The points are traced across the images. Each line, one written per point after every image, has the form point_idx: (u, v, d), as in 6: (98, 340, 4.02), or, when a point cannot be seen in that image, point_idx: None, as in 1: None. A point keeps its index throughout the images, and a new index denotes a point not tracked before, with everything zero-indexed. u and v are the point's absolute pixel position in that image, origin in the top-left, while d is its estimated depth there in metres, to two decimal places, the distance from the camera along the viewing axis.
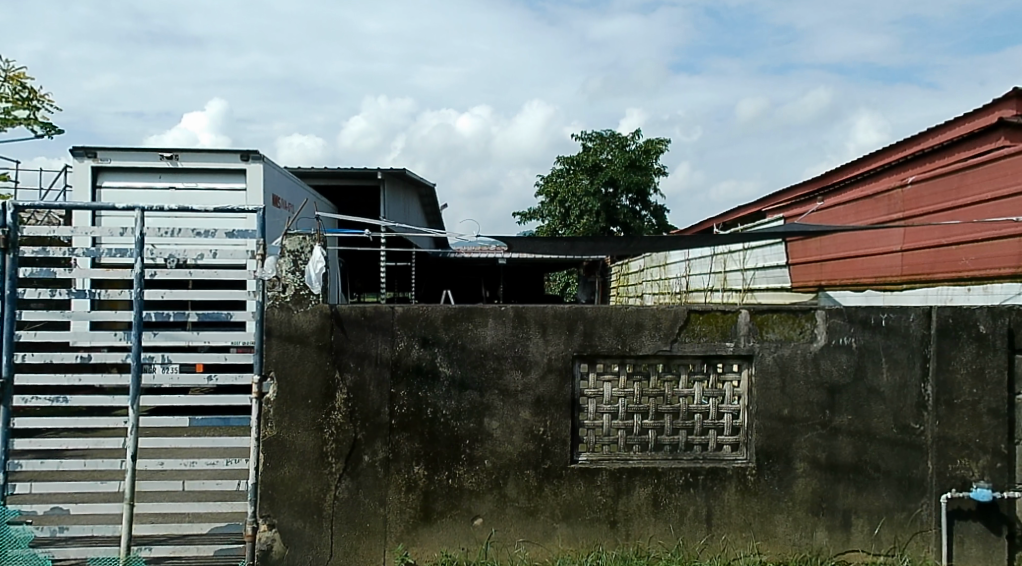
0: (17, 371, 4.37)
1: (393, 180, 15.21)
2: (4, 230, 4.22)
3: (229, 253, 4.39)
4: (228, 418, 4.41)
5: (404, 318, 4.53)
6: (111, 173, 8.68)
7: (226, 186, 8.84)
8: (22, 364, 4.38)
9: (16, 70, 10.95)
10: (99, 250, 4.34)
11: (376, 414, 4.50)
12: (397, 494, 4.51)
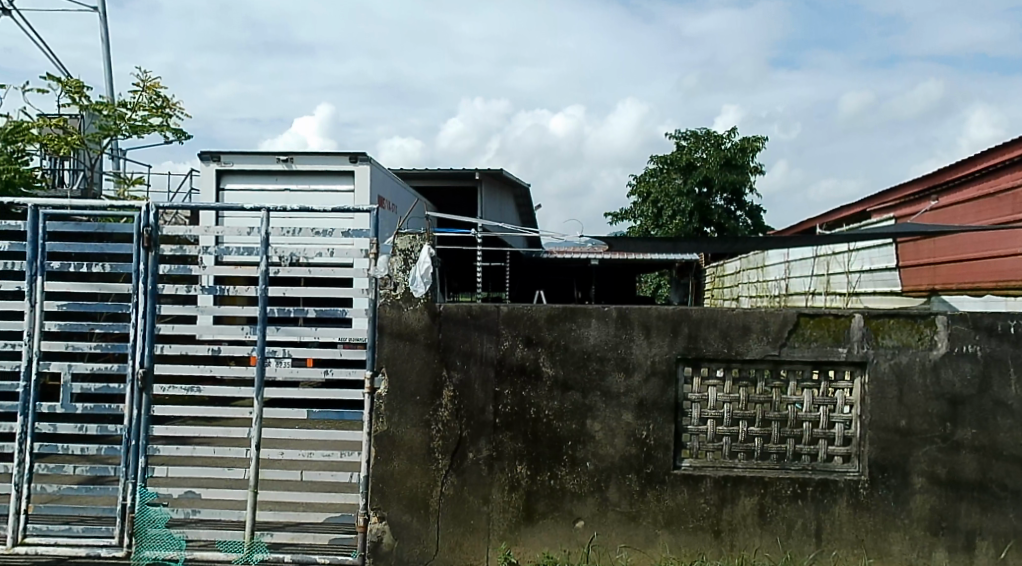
0: (157, 361, 4.69)
1: (490, 180, 15.41)
2: (147, 230, 4.55)
3: (345, 251, 4.56)
4: (342, 411, 4.58)
5: (508, 318, 4.61)
6: (233, 175, 9.16)
7: (333, 187, 9.17)
8: (161, 355, 4.70)
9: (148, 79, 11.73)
10: (228, 248, 4.60)
11: (480, 412, 4.59)
12: (500, 493, 4.59)
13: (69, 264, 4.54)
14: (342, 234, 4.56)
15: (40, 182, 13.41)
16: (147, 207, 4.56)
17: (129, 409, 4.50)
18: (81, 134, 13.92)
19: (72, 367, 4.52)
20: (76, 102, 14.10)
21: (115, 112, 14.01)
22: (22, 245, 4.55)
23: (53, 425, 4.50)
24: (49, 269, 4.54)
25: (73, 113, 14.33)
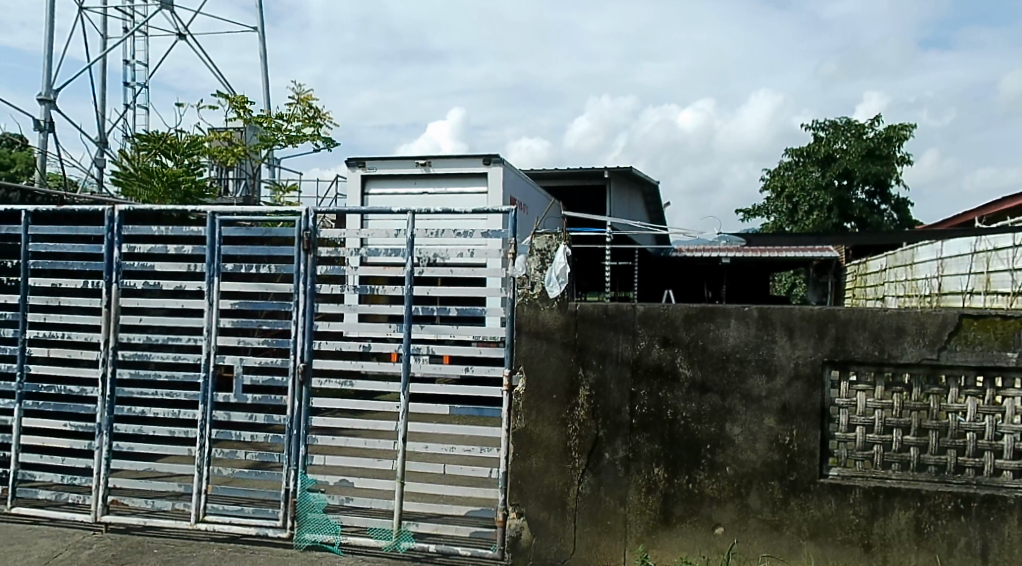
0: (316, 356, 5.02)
1: (620, 178, 15.33)
2: (306, 232, 4.88)
3: (485, 251, 4.69)
4: (482, 408, 4.69)
5: (645, 317, 4.60)
6: (377, 180, 9.59)
7: (468, 189, 9.40)
8: (321, 351, 5.03)
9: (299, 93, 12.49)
10: (377, 249, 4.84)
11: (616, 412, 4.60)
12: (637, 495, 4.58)
13: (239, 266, 4.97)
14: (482, 235, 4.69)
15: (210, 191, 14.45)
16: (306, 212, 4.88)
17: (292, 401, 4.86)
18: (245, 146, 15.00)
19: (242, 360, 4.94)
20: (239, 115, 15.16)
21: (273, 125, 15.27)
22: (202, 249, 5.03)
23: (228, 413, 4.93)
24: (224, 270, 4.99)
25: (237, 126, 15.40)
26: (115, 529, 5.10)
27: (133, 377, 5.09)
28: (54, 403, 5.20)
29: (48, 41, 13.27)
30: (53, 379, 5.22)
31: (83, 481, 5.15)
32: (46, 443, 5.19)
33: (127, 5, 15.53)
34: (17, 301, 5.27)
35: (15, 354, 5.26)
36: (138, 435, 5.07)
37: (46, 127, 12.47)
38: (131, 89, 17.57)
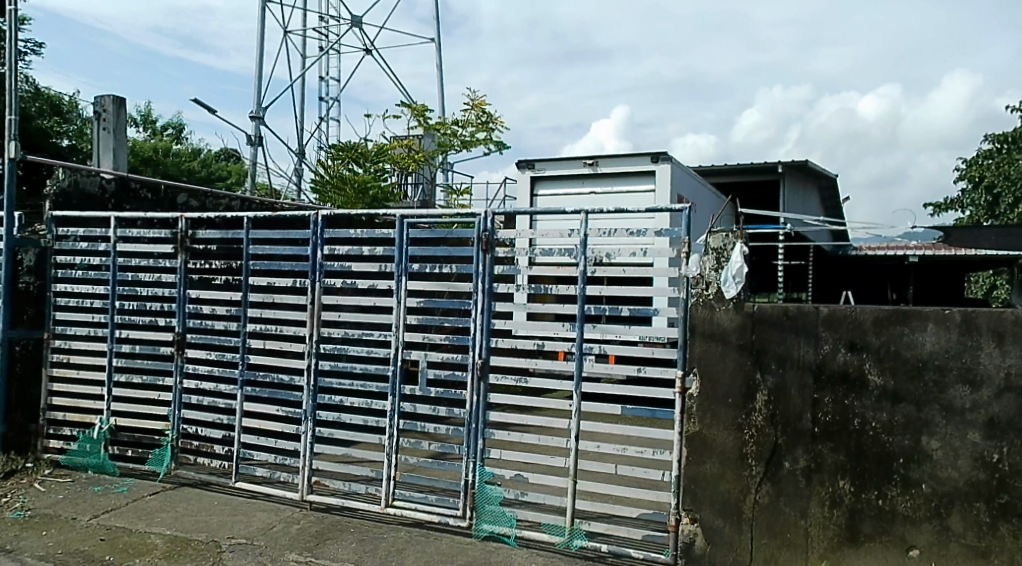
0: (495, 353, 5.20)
1: (795, 172, 14.67)
2: (485, 233, 5.07)
3: (656, 250, 4.61)
4: (655, 409, 4.64)
5: (829, 319, 4.38)
6: (546, 181, 9.76)
7: (636, 187, 9.34)
8: (498, 349, 5.20)
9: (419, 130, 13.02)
10: (551, 249, 4.91)
11: (798, 420, 4.40)
12: (820, 508, 4.36)
13: (425, 265, 5.30)
14: (655, 234, 4.62)
15: (394, 196, 15.39)
16: (485, 214, 5.06)
17: (471, 395, 5.07)
18: (424, 152, 15.64)
19: (427, 356, 5.25)
20: (419, 123, 15.84)
21: (449, 130, 15.81)
22: (392, 250, 5.42)
23: (415, 405, 5.28)
24: (411, 269, 5.35)
25: (418, 133, 16.11)
26: (319, 507, 5.63)
27: (333, 369, 5.59)
28: (268, 389, 5.80)
29: (257, 63, 14.51)
30: (269, 368, 5.82)
31: (292, 462, 5.71)
32: (262, 426, 5.79)
33: (322, 26, 16.70)
34: (239, 297, 5.89)
35: (238, 345, 5.89)
36: (337, 422, 5.57)
37: (256, 140, 13.63)
38: (327, 104, 18.93)
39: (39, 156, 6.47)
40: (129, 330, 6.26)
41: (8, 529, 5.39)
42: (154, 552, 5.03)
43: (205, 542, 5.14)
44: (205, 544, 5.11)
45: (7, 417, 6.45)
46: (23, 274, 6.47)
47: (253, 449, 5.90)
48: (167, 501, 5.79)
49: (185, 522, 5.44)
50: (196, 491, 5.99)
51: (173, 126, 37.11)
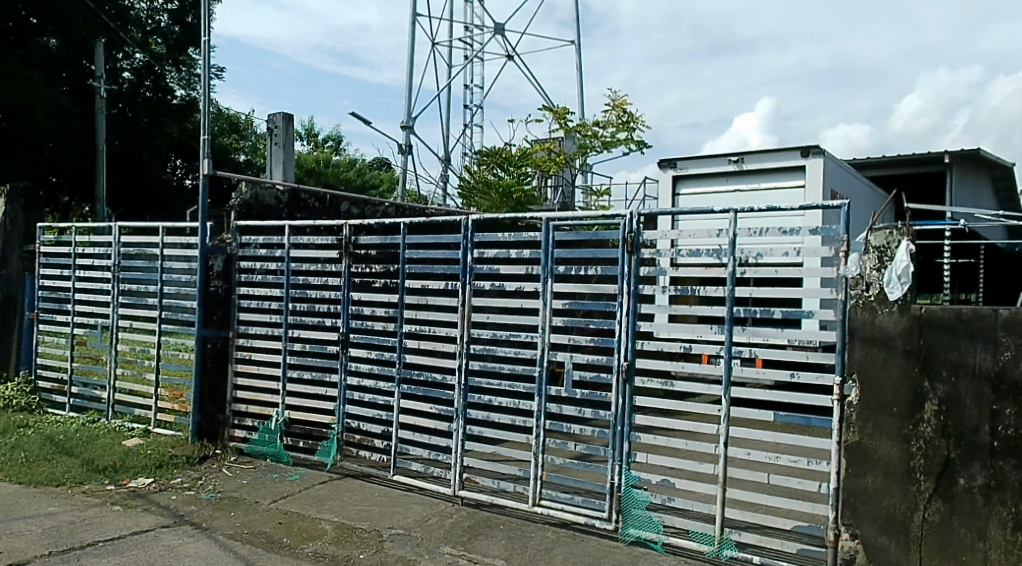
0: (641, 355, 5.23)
1: (963, 162, 13.70)
2: (630, 235, 5.11)
3: (811, 250, 4.47)
4: (810, 417, 4.50)
5: (1009, 324, 4.10)
6: (688, 180, 9.66)
7: (786, 183, 9.06)
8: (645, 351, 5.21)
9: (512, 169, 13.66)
10: (698, 250, 4.87)
11: (974, 432, 4.15)
12: (1002, 530, 4.08)
13: (570, 267, 5.40)
14: (809, 232, 4.48)
15: (538, 200, 15.56)
16: (630, 215, 5.11)
17: (617, 398, 5.12)
18: (564, 154, 15.78)
19: (572, 357, 5.34)
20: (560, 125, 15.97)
21: (590, 132, 15.90)
22: (539, 252, 5.57)
23: (561, 406, 5.39)
24: (557, 271, 5.47)
25: (559, 136, 16.28)
26: (470, 503, 5.87)
27: (482, 369, 5.82)
28: (423, 387, 6.11)
29: (407, 75, 15.17)
30: (424, 366, 6.15)
31: (445, 458, 5.99)
32: (417, 422, 6.13)
33: (468, 35, 17.21)
34: (396, 299, 6.27)
35: (396, 345, 6.27)
36: (486, 420, 5.79)
37: (407, 149, 14.23)
38: (471, 111, 19.47)
39: (223, 172, 7.31)
40: (300, 330, 6.82)
41: (202, 509, 6.02)
42: (324, 537, 5.42)
43: (369, 530, 5.48)
44: (369, 532, 5.45)
45: (201, 407, 7.22)
46: (213, 277, 7.23)
47: (409, 444, 6.24)
48: (334, 491, 6.25)
49: (349, 512, 5.82)
50: (358, 482, 6.42)
51: (332, 139, 39.39)
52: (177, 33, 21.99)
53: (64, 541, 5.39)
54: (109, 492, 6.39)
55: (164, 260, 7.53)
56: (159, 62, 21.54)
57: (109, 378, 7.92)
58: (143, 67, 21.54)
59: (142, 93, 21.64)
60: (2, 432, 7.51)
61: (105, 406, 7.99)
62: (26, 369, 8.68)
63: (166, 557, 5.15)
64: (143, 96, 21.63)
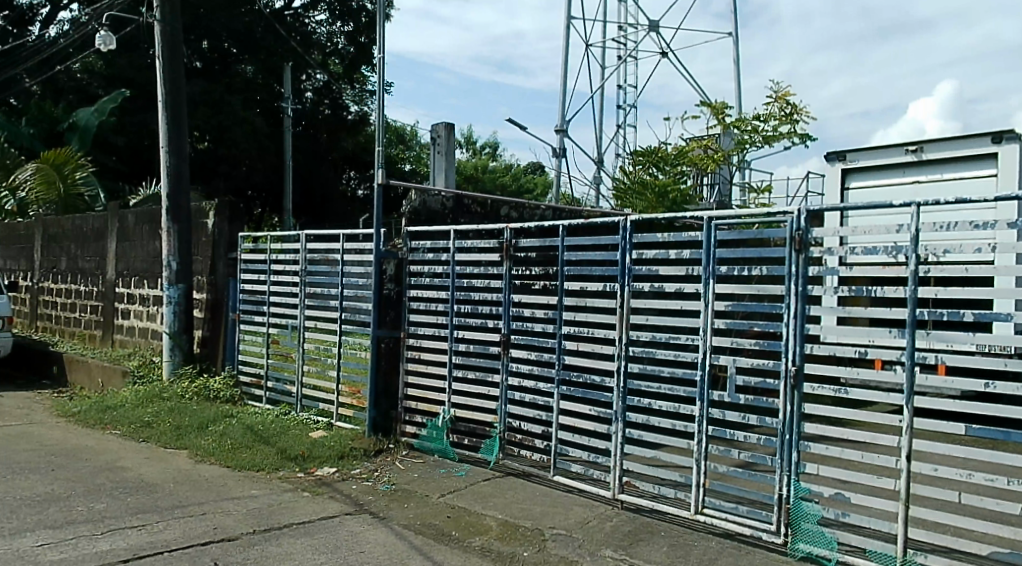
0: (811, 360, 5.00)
1: None
2: (798, 233, 4.90)
3: (1009, 246, 4.10)
4: (1009, 431, 4.13)
5: None
6: (859, 173, 9.14)
7: (972, 174, 8.37)
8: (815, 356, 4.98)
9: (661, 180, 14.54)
10: (875, 248, 4.59)
11: None
12: None
13: (733, 268, 5.25)
14: (1006, 226, 4.11)
15: (695, 199, 15.19)
16: (799, 212, 4.91)
17: (784, 404, 4.94)
18: (723, 152, 15.38)
19: (735, 361, 5.19)
20: (718, 121, 15.55)
21: (750, 126, 15.39)
22: (700, 253, 5.46)
23: (723, 412, 5.26)
24: (719, 272, 5.33)
25: (717, 132, 15.87)
26: (630, 507, 5.86)
27: (641, 371, 5.77)
28: (582, 388, 6.17)
29: (561, 79, 15.28)
30: (583, 368, 6.20)
31: (605, 461, 6.01)
32: (577, 424, 6.19)
33: (621, 35, 17.10)
34: (555, 301, 6.35)
35: (554, 347, 6.38)
36: (646, 424, 5.74)
37: (561, 152, 14.35)
38: (625, 111, 19.36)
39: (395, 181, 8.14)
40: (464, 331, 7.08)
41: (379, 500, 6.44)
42: (489, 533, 5.61)
43: (532, 528, 5.59)
44: (531, 531, 5.57)
45: (377, 403, 7.69)
46: (387, 281, 7.68)
47: (569, 445, 6.32)
48: (498, 488, 6.46)
49: (512, 510, 5.97)
50: (521, 480, 6.60)
51: (490, 145, 40.42)
52: (351, 52, 24.92)
53: (260, 523, 5.93)
54: (300, 479, 6.99)
55: (343, 265, 8.05)
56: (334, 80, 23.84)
57: (298, 374, 8.53)
58: (322, 87, 25.01)
59: (322, 111, 25.16)
60: (212, 422, 8.35)
61: (294, 400, 8.60)
62: (230, 366, 9.50)
63: (347, 542, 5.53)
64: (322, 114, 25.14)
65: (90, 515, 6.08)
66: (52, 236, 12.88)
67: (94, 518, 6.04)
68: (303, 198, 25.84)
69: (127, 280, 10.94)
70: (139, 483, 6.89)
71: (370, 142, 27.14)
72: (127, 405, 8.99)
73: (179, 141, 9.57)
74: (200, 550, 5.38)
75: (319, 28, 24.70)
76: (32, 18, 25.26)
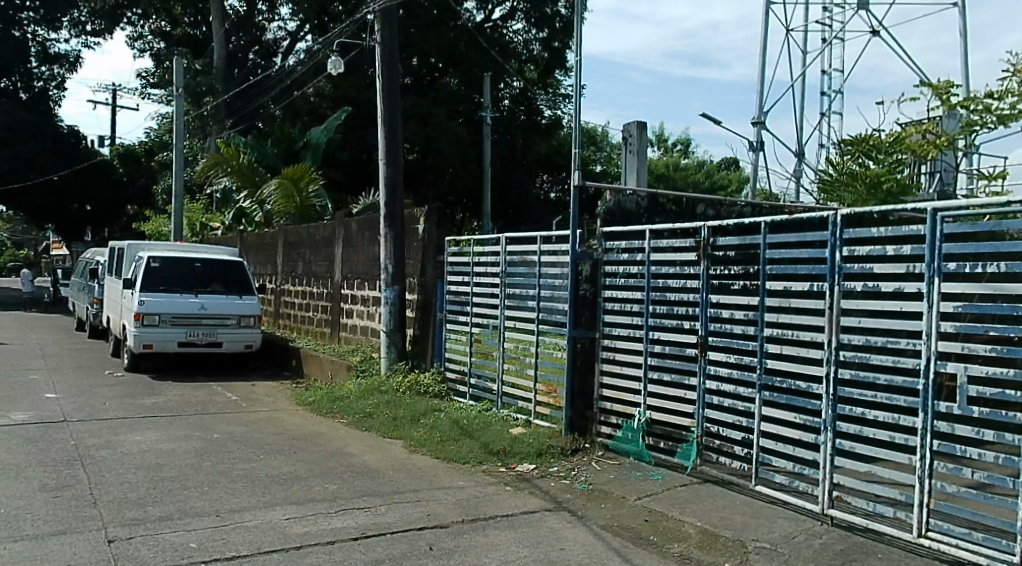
0: None
1: None
2: None
3: None
4: None
5: None
6: None
7: None
8: None
9: (878, 171, 13.35)
10: None
11: None
12: None
13: (963, 264, 4.74)
14: None
15: (912, 189, 13.95)
16: None
17: None
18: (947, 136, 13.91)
19: (966, 369, 4.71)
20: (942, 102, 14.10)
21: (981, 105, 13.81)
22: (923, 249, 5.00)
23: (952, 425, 4.77)
24: (945, 270, 4.84)
25: (939, 114, 14.40)
26: (841, 524, 5.52)
27: (853, 378, 5.37)
28: (786, 395, 5.85)
29: (760, 68, 14.55)
30: (787, 373, 5.89)
31: (812, 472, 5.69)
32: (780, 431, 5.90)
33: (826, 16, 15.96)
34: (756, 302, 6.11)
35: (755, 350, 6.11)
36: (859, 435, 5.33)
37: (759, 145, 13.67)
38: (832, 97, 18.11)
39: (592, 183, 8.15)
40: (659, 332, 6.97)
41: (577, 498, 6.51)
42: (689, 541, 5.50)
43: (734, 539, 5.40)
44: (733, 540, 5.40)
45: (573, 403, 7.82)
46: (582, 281, 7.77)
47: (772, 454, 6.03)
48: (696, 494, 6.30)
49: (712, 517, 5.81)
50: (720, 489, 6.41)
51: (683, 142, 39.46)
52: (546, 57, 25.35)
53: (467, 513, 6.19)
54: (502, 473, 7.22)
55: (541, 266, 8.20)
56: (530, 87, 25.92)
57: (498, 372, 8.80)
58: (518, 94, 25.98)
59: (519, 116, 26.07)
60: (424, 414, 8.83)
61: (495, 397, 8.88)
62: (438, 362, 10.00)
63: (549, 537, 5.64)
64: (519, 119, 26.06)
65: (324, 495, 6.67)
66: (290, 244, 14.19)
67: (327, 497, 6.61)
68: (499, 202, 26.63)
69: (351, 282, 11.83)
70: (362, 468, 7.45)
71: (560, 145, 27.85)
72: (351, 396, 9.71)
73: (394, 152, 10.14)
74: (416, 534, 5.71)
75: (515, 37, 25.50)
76: (276, 50, 27.93)
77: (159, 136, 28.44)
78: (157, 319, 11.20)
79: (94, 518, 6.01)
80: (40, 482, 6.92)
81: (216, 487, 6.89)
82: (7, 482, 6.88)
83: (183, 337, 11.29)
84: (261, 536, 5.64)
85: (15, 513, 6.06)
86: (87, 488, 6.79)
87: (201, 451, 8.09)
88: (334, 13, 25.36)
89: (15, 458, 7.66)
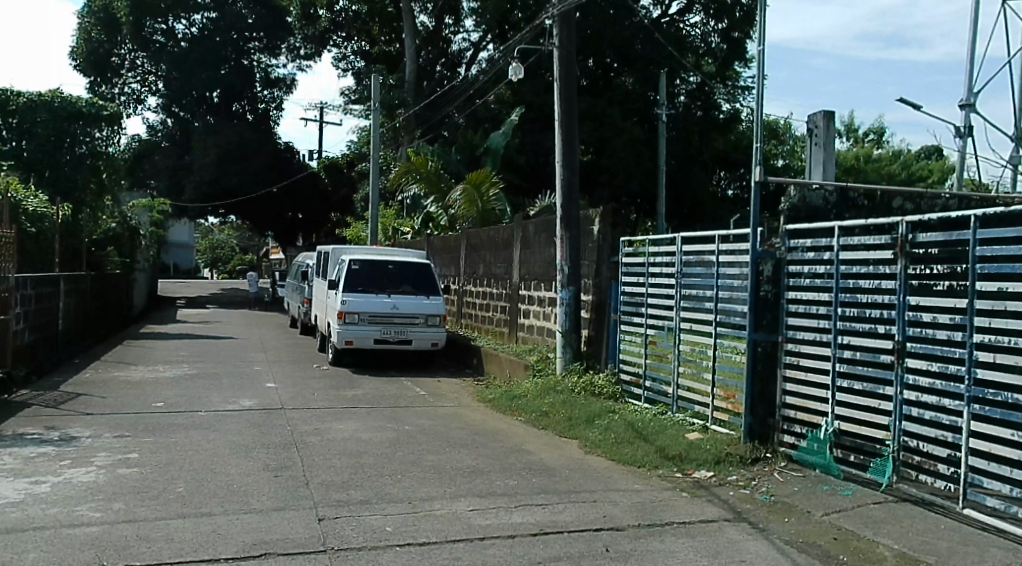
0: None
1: None
2: None
3: None
4: None
5: None
6: None
7: None
8: None
9: None
10: None
11: None
12: None
13: None
14: None
15: None
16: None
17: None
18: None
19: None
20: None
21: None
22: None
23: None
24: None
25: None
26: None
27: None
28: (1002, 409, 5.18)
29: (969, 45, 13.02)
30: (1002, 385, 5.21)
31: None
32: (994, 450, 5.25)
33: None
34: (964, 305, 5.50)
35: (963, 358, 5.50)
36: None
37: (965, 131, 12.25)
38: None
39: (774, 178, 7.73)
40: (850, 337, 6.47)
41: (759, 510, 6.20)
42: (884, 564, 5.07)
43: None
44: None
45: (753, 410, 7.45)
46: (763, 282, 7.40)
47: (984, 475, 5.38)
48: (892, 514, 5.79)
49: (911, 541, 5.31)
50: (921, 509, 5.84)
51: (877, 131, 36.46)
52: (724, 49, 24.61)
53: (644, 517, 6.10)
54: (678, 479, 7.04)
55: (719, 266, 7.90)
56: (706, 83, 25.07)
57: (674, 375, 8.59)
58: (695, 90, 25.21)
59: (695, 112, 25.24)
60: (598, 415, 8.83)
61: (671, 401, 8.68)
62: (612, 364, 9.96)
63: (728, 549, 5.42)
64: (695, 115, 25.21)
65: (505, 490, 6.87)
66: (473, 246, 14.71)
67: (507, 492, 6.79)
68: (675, 200, 26.08)
69: (529, 283, 12.08)
70: (542, 466, 7.58)
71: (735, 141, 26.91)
72: (529, 395, 9.92)
73: (571, 154, 10.24)
74: (594, 535, 5.71)
75: (694, 30, 24.99)
76: (460, 61, 29.15)
77: (361, 148, 30.62)
78: (356, 317, 12.08)
79: (306, 497, 6.59)
80: (264, 463, 7.70)
81: (409, 476, 7.32)
82: (237, 460, 7.73)
83: (378, 335, 12.09)
84: (448, 526, 5.91)
85: (242, 489, 6.80)
86: (301, 470, 7.47)
87: (395, 442, 8.62)
88: (513, 22, 26.23)
89: (243, 440, 8.59)
